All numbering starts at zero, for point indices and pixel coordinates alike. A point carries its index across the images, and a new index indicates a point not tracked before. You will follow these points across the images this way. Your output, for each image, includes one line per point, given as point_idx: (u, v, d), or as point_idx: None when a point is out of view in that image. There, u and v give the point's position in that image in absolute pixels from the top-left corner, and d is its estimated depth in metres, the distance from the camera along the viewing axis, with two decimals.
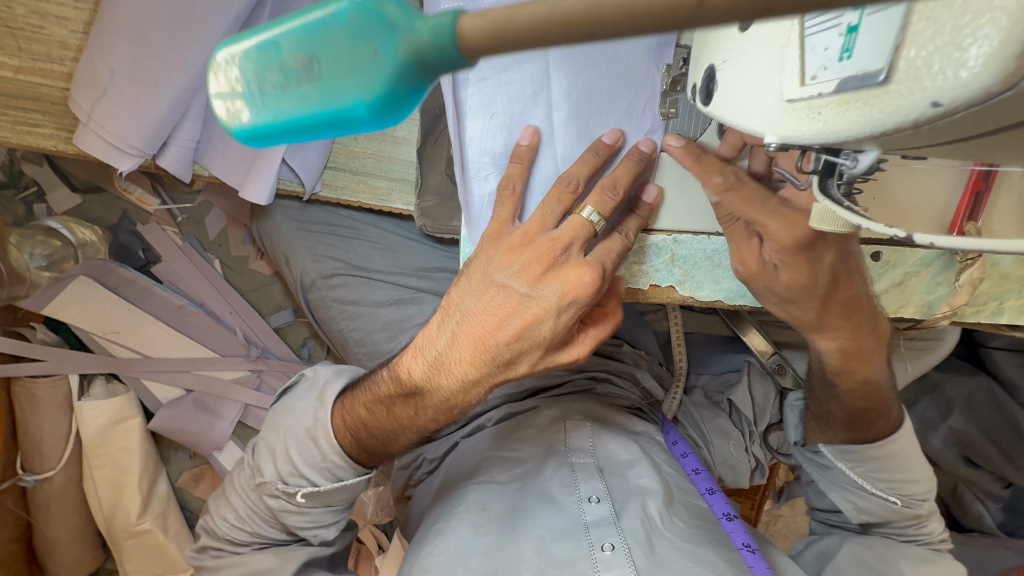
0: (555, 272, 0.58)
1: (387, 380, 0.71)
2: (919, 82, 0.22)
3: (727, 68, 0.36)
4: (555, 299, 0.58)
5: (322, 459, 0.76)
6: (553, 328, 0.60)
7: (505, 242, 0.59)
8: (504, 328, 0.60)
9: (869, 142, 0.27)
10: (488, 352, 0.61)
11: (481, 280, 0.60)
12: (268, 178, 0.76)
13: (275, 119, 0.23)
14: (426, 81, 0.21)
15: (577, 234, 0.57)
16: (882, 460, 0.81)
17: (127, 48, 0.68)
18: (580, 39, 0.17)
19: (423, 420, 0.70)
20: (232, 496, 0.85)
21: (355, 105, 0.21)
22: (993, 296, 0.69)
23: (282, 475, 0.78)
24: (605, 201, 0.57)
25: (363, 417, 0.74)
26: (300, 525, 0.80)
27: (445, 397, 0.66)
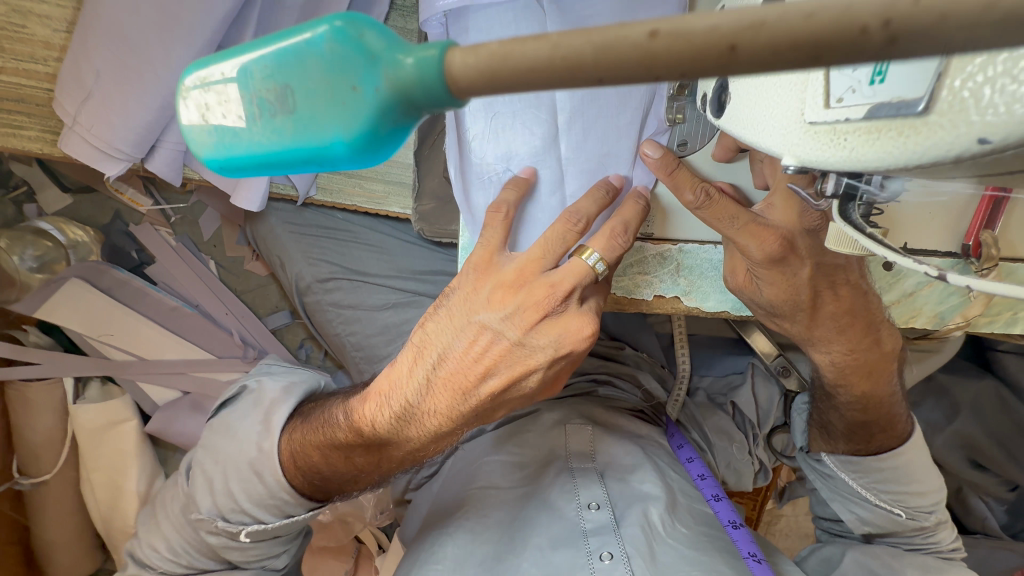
0: (551, 322, 0.57)
1: (343, 426, 0.68)
2: (965, 114, 0.20)
3: (741, 81, 0.34)
4: (546, 347, 0.58)
5: (267, 494, 0.74)
6: (533, 375, 0.60)
7: (497, 278, 0.56)
8: (490, 376, 0.59)
9: (897, 172, 0.25)
10: (467, 399, 0.60)
11: (465, 319, 0.58)
12: (260, 180, 0.73)
13: (248, 151, 0.21)
14: (411, 120, 0.19)
15: (579, 281, 0.55)
16: (885, 472, 0.79)
17: (112, 49, 0.65)
18: (589, 82, 0.16)
19: (385, 466, 0.69)
20: (163, 525, 0.82)
21: (333, 142, 0.19)
22: (1009, 305, 0.67)
23: (221, 511, 0.75)
24: (612, 246, 0.56)
25: (319, 465, 0.71)
26: (245, 558, 0.79)
27: (409, 447, 0.64)
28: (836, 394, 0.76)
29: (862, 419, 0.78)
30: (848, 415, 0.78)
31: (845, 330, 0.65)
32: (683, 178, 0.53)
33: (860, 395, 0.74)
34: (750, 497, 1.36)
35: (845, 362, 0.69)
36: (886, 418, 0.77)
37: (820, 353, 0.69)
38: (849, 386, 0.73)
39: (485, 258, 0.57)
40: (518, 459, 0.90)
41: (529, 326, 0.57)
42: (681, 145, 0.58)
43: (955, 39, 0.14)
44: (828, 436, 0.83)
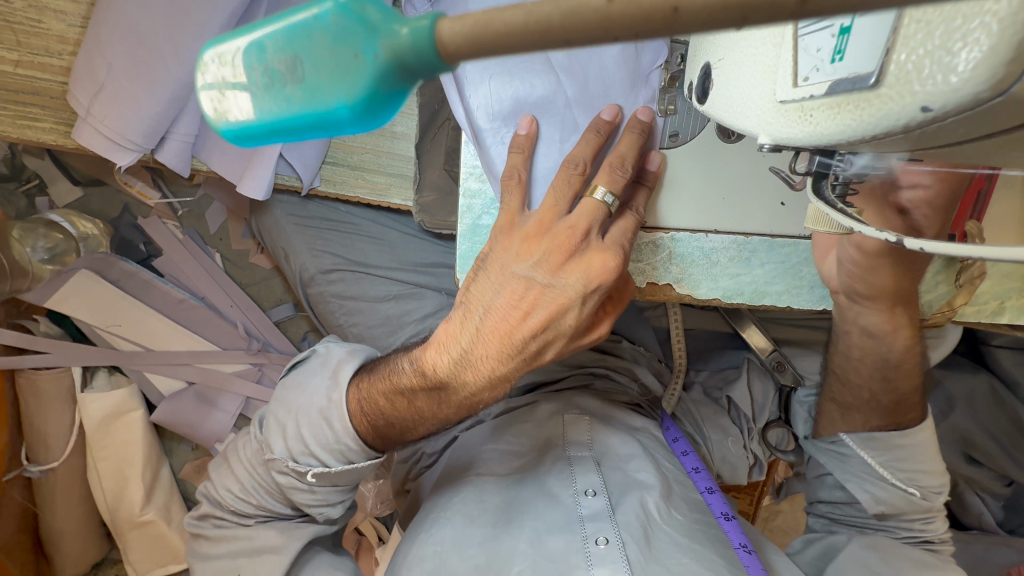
0: (579, 259, 0.57)
1: (408, 371, 0.69)
2: (910, 86, 0.22)
3: (722, 66, 0.36)
4: (579, 284, 0.57)
5: (336, 441, 0.76)
6: (577, 314, 0.59)
7: (518, 232, 0.58)
8: (531, 320, 0.59)
9: (861, 145, 0.27)
10: (514, 346, 0.60)
11: (500, 274, 0.59)
12: (265, 172, 0.76)
13: (263, 121, 0.23)
14: (408, 84, 0.21)
15: (594, 217, 0.56)
16: (904, 448, 0.82)
17: (124, 43, 0.68)
18: (558, 44, 0.18)
19: (442, 413, 0.68)
20: (236, 468, 0.85)
21: (337, 108, 0.21)
22: (995, 295, 0.68)
23: (293, 453, 0.78)
24: (616, 179, 0.57)
25: (382, 407, 0.72)
26: (308, 501, 0.80)
27: (470, 392, 0.64)
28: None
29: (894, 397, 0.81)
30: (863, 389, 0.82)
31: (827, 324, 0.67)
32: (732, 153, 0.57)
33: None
34: (747, 492, 1.37)
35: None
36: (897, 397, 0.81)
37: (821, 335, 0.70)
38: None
39: (504, 222, 0.59)
40: (516, 448, 0.91)
41: (557, 267, 0.57)
42: (672, 137, 0.60)
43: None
44: (848, 414, 0.86)
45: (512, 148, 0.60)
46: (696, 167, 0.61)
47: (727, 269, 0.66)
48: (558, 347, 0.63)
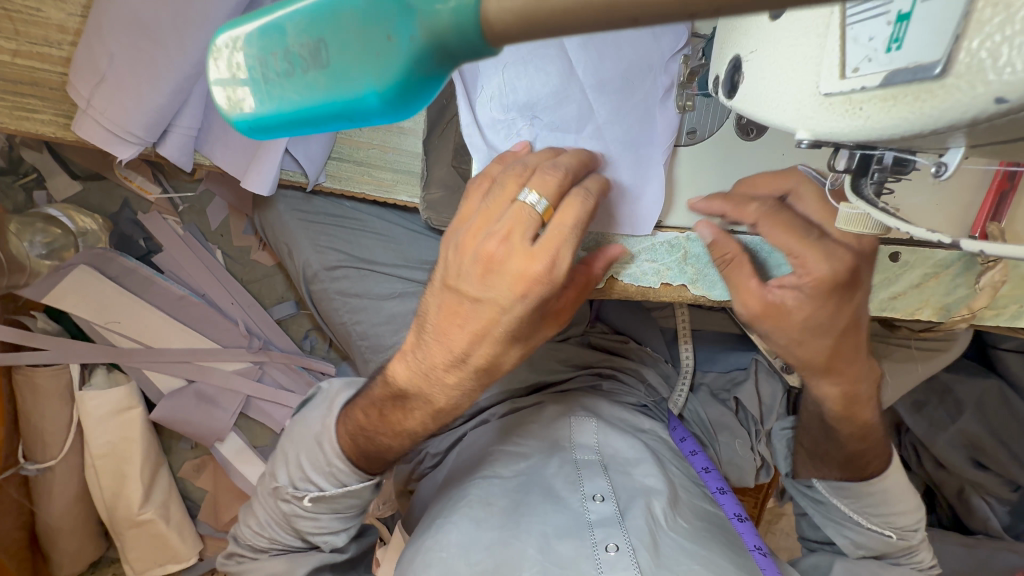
0: (502, 269, 0.53)
1: (381, 385, 0.70)
2: (982, 75, 0.20)
3: (755, 58, 0.34)
4: (504, 295, 0.54)
5: (327, 464, 0.74)
6: (511, 324, 0.56)
7: (454, 244, 0.56)
8: (466, 332, 0.57)
9: (915, 139, 0.25)
10: (455, 357, 0.59)
11: (443, 287, 0.58)
12: (270, 169, 0.74)
13: (281, 108, 0.22)
14: (445, 69, 0.20)
15: (518, 224, 0.52)
16: (874, 496, 0.79)
17: (125, 32, 0.66)
18: (626, 23, 0.17)
19: (416, 424, 0.68)
20: (254, 504, 0.84)
21: (369, 96, 0.20)
22: (1014, 299, 0.67)
23: (292, 479, 0.77)
24: (546, 183, 0.53)
25: (361, 423, 0.72)
26: (311, 530, 0.79)
27: (435, 399, 0.65)
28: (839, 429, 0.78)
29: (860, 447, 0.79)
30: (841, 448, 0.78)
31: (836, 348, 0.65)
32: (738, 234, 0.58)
33: (863, 424, 0.76)
34: (751, 494, 1.36)
35: (848, 393, 0.72)
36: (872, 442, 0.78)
37: (828, 386, 0.71)
38: (854, 417, 0.75)
39: (451, 226, 0.57)
40: (523, 450, 0.90)
41: (482, 277, 0.54)
42: (690, 134, 0.60)
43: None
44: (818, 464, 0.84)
45: (495, 162, 0.58)
46: (714, 166, 0.60)
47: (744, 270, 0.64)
48: (517, 352, 0.61)
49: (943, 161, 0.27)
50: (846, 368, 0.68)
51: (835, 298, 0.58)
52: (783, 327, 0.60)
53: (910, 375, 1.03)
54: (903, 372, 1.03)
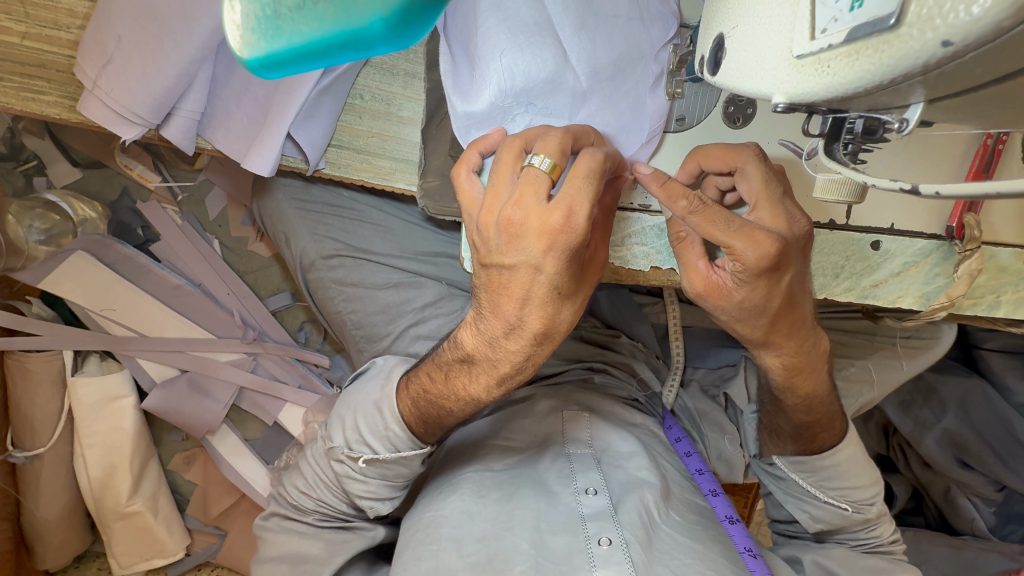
0: (524, 231, 0.53)
1: (447, 349, 0.70)
2: (931, 22, 0.23)
3: (736, 33, 0.37)
4: (532, 253, 0.54)
5: (384, 428, 0.75)
6: (552, 281, 0.55)
7: (474, 225, 0.57)
8: (508, 298, 0.57)
9: (880, 92, 0.28)
10: (508, 323, 0.59)
11: (479, 267, 0.59)
12: (272, 149, 0.76)
13: (293, 42, 0.28)
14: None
15: (529, 187, 0.53)
16: (829, 470, 0.81)
17: (135, 16, 0.68)
18: None
19: (480, 390, 0.66)
20: (303, 464, 0.87)
21: (373, 22, 0.25)
22: (990, 289, 0.70)
23: (348, 442, 0.78)
24: (548, 145, 0.54)
25: (424, 385, 0.72)
26: (360, 493, 0.79)
27: (500, 365, 0.63)
28: (782, 398, 0.78)
29: (807, 420, 0.80)
30: (794, 418, 0.80)
31: (795, 335, 0.67)
32: (674, 189, 0.54)
33: (804, 396, 0.77)
34: (741, 494, 1.38)
35: (790, 364, 0.72)
36: (826, 417, 0.80)
37: (770, 356, 0.70)
38: (795, 387, 0.76)
39: (467, 216, 0.59)
40: (516, 443, 0.91)
41: (508, 244, 0.54)
42: (679, 120, 0.64)
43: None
44: (776, 437, 0.86)
45: (468, 151, 0.60)
46: None
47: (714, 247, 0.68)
48: (572, 308, 0.59)
49: (905, 117, 0.30)
50: (782, 351, 0.69)
51: (766, 282, 0.57)
52: (721, 307, 0.60)
53: (895, 373, 1.03)
54: (888, 370, 1.04)
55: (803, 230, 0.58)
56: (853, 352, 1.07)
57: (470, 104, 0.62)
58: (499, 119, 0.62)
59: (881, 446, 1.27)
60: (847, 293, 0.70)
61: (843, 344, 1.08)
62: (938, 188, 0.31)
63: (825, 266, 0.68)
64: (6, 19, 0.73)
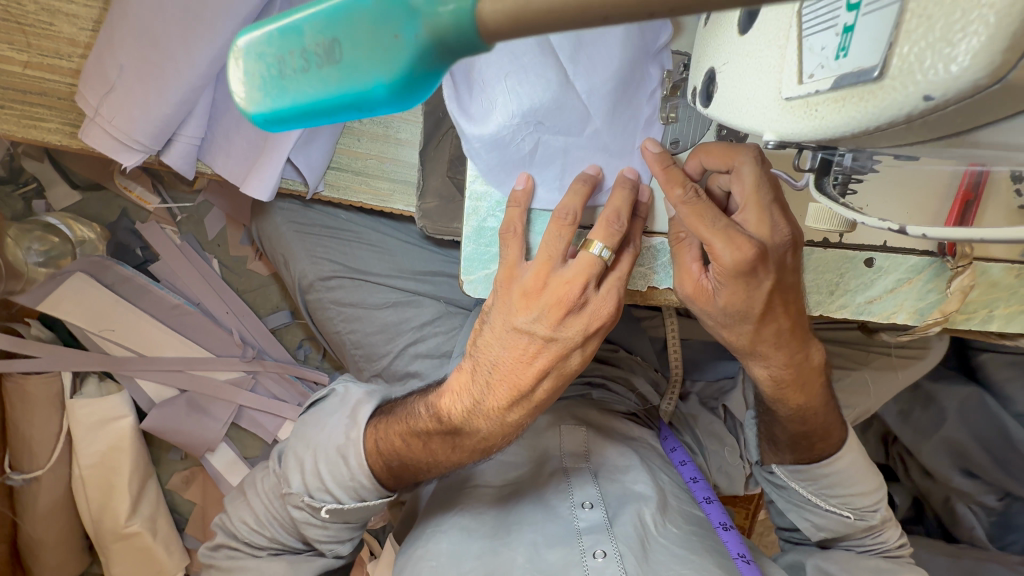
0: (577, 314, 0.59)
1: (425, 416, 0.71)
2: (912, 77, 0.24)
3: (728, 69, 0.38)
4: (577, 336, 0.60)
5: (350, 478, 0.76)
6: (574, 361, 0.63)
7: (519, 291, 0.59)
8: (534, 371, 0.62)
9: (863, 136, 0.28)
10: (522, 393, 0.63)
11: (504, 329, 0.61)
12: (272, 173, 0.76)
13: (294, 102, 0.25)
14: (444, 64, 0.23)
15: (590, 273, 0.58)
16: (831, 477, 0.82)
17: (135, 45, 0.69)
18: (595, 20, 0.20)
19: (462, 456, 0.71)
20: (252, 499, 0.86)
21: (374, 86, 0.23)
22: (983, 304, 0.71)
23: (309, 488, 0.78)
24: (611, 233, 0.59)
25: (398, 448, 0.73)
26: (320, 537, 0.81)
27: (490, 435, 0.68)
28: (775, 409, 0.78)
29: (803, 429, 0.80)
30: (791, 427, 0.80)
31: (783, 346, 0.67)
32: (674, 175, 0.57)
33: (795, 408, 0.77)
34: (742, 505, 1.38)
35: (779, 376, 0.72)
36: (822, 427, 0.80)
37: (758, 367, 0.71)
38: (785, 399, 0.76)
39: (505, 274, 0.61)
40: (514, 460, 0.91)
41: (559, 323, 0.59)
42: (674, 143, 0.64)
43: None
44: (775, 447, 0.86)
45: (509, 203, 0.62)
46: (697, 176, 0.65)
47: None
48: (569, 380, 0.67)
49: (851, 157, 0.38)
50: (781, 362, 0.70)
51: (743, 284, 0.58)
52: (705, 311, 0.62)
53: (889, 383, 1.05)
54: (883, 379, 1.05)
55: (784, 237, 0.59)
56: (851, 364, 1.07)
57: (477, 127, 0.62)
58: (510, 140, 0.62)
59: (881, 456, 1.29)
60: (843, 309, 0.70)
61: (840, 354, 1.09)
62: (923, 230, 0.37)
63: (820, 283, 0.69)
64: (8, 49, 0.74)
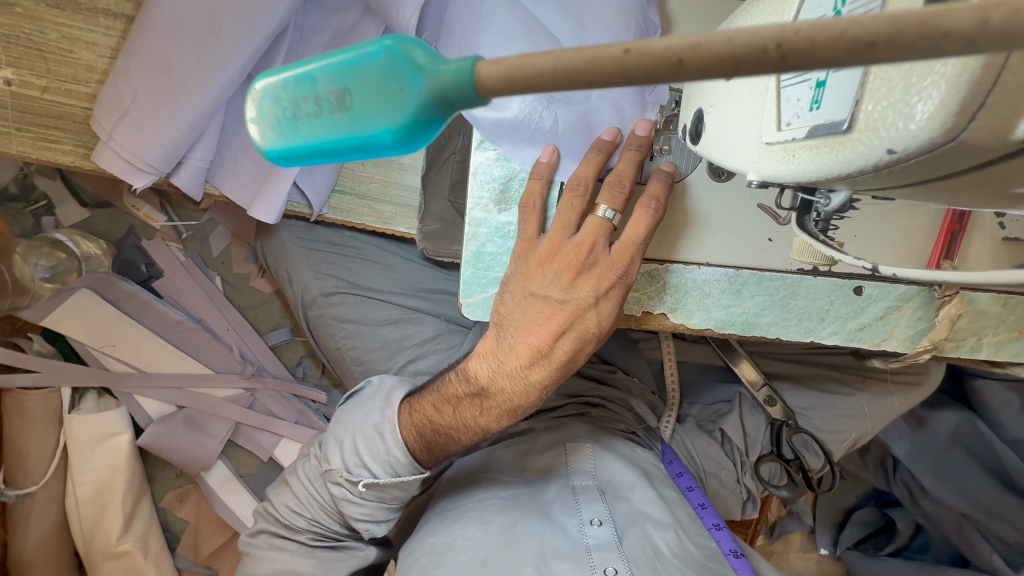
0: (588, 274, 0.61)
1: (454, 382, 0.72)
2: (876, 132, 0.28)
3: (714, 111, 0.41)
4: (590, 295, 0.62)
5: (385, 453, 0.76)
6: (594, 320, 0.63)
7: (535, 257, 0.62)
8: (552, 331, 0.63)
9: (836, 181, 0.32)
10: (544, 354, 0.64)
11: (522, 295, 0.63)
12: (277, 199, 0.78)
13: (306, 142, 0.27)
14: (444, 115, 0.25)
15: (597, 235, 0.60)
16: None
17: (150, 73, 0.72)
18: (580, 85, 0.22)
19: (490, 422, 0.71)
20: (294, 482, 0.86)
21: (381, 132, 0.25)
22: (972, 332, 0.72)
23: (348, 464, 0.78)
24: (616, 196, 0.60)
25: (428, 416, 0.74)
26: (357, 516, 0.80)
27: (516, 398, 0.68)
28: None
29: None
30: None
31: None
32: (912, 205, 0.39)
33: None
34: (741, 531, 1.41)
35: None
36: None
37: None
38: None
39: (520, 247, 0.63)
40: (511, 484, 0.90)
41: (570, 284, 0.62)
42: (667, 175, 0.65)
43: (828, 56, 0.20)
44: None
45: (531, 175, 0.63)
46: (690, 206, 0.66)
47: (718, 300, 0.69)
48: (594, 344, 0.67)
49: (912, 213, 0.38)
50: None
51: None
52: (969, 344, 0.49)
53: (887, 407, 1.06)
54: (879, 403, 1.06)
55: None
56: (846, 388, 1.09)
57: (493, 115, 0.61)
58: (530, 123, 0.62)
59: (883, 482, 1.27)
60: (834, 336, 0.71)
61: (834, 378, 1.10)
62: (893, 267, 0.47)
63: (810, 310, 0.70)
64: (28, 74, 0.77)
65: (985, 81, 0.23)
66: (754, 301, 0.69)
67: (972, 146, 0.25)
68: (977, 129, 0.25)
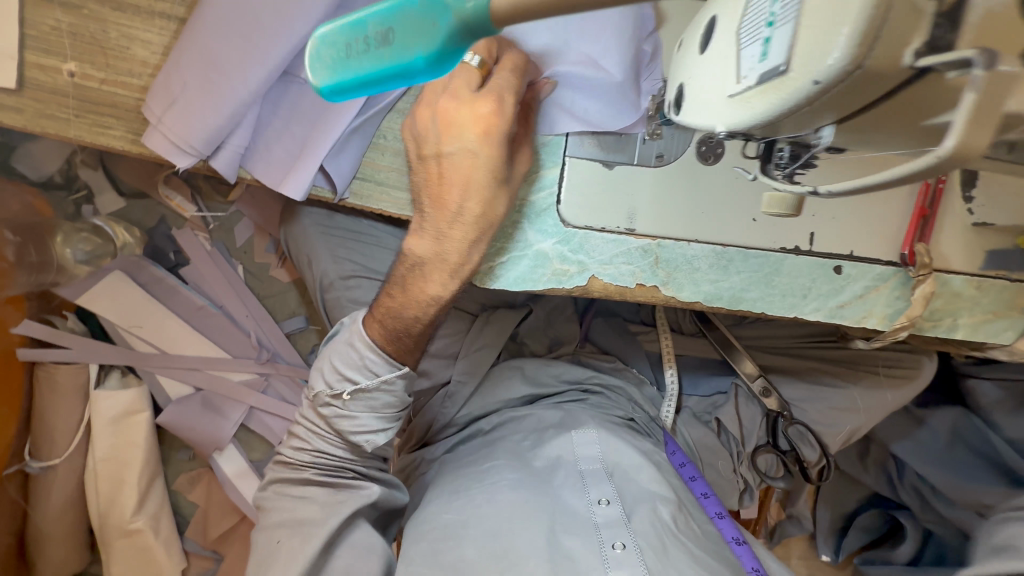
0: (461, 118, 0.63)
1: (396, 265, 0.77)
2: (806, 67, 0.37)
3: (689, 82, 0.50)
4: (469, 139, 0.64)
5: (359, 358, 0.77)
6: (488, 164, 0.65)
7: (417, 125, 0.67)
8: (452, 184, 0.66)
9: (783, 119, 0.41)
10: (456, 209, 0.67)
11: (423, 161, 0.68)
12: (305, 175, 0.87)
13: (357, 73, 0.40)
14: (465, 43, 0.36)
15: (463, 84, 0.63)
16: None
17: (199, 66, 0.81)
18: (568, 10, 0.32)
19: (436, 286, 0.73)
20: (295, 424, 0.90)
21: (417, 58, 0.37)
22: (948, 313, 0.77)
23: (328, 384, 0.80)
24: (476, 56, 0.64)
25: (386, 303, 0.76)
26: (352, 429, 0.81)
27: (450, 258, 0.70)
28: None
29: None
30: None
31: None
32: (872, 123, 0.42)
33: None
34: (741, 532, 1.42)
35: None
36: None
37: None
38: None
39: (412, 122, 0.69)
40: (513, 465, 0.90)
41: (447, 133, 0.64)
42: (659, 157, 0.71)
43: None
44: None
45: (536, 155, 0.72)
46: (681, 187, 0.72)
47: (707, 275, 0.75)
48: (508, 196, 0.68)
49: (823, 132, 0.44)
50: None
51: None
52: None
53: (879, 401, 1.09)
54: (871, 396, 1.09)
55: None
56: (840, 382, 1.12)
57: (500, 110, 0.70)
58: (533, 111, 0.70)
59: (883, 483, 1.28)
60: (816, 312, 0.76)
61: (828, 372, 1.13)
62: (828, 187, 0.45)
63: (793, 287, 0.75)
64: (89, 67, 0.86)
65: (875, 18, 0.33)
66: (741, 277, 0.74)
67: (869, 72, 0.35)
68: (875, 58, 0.35)
